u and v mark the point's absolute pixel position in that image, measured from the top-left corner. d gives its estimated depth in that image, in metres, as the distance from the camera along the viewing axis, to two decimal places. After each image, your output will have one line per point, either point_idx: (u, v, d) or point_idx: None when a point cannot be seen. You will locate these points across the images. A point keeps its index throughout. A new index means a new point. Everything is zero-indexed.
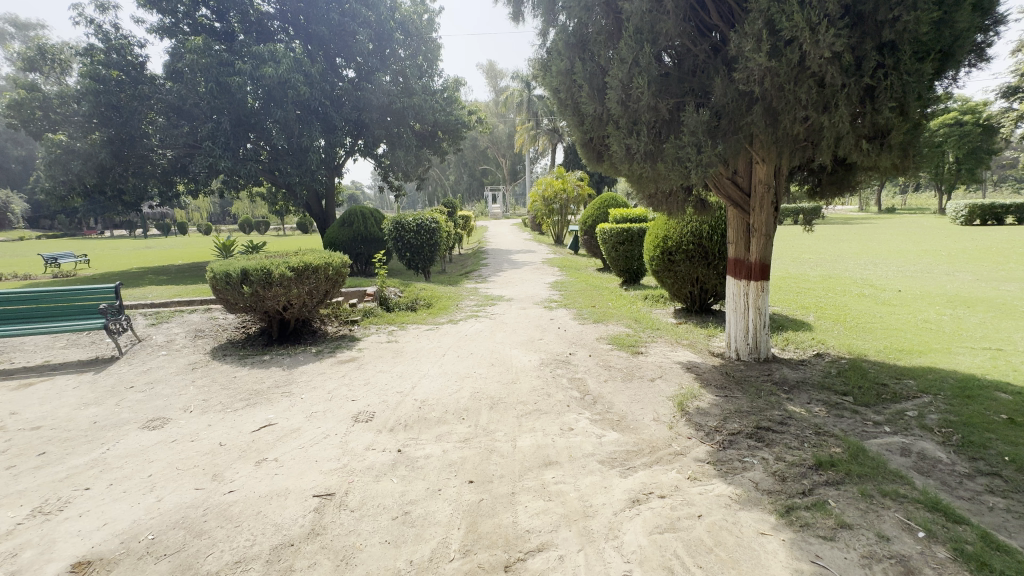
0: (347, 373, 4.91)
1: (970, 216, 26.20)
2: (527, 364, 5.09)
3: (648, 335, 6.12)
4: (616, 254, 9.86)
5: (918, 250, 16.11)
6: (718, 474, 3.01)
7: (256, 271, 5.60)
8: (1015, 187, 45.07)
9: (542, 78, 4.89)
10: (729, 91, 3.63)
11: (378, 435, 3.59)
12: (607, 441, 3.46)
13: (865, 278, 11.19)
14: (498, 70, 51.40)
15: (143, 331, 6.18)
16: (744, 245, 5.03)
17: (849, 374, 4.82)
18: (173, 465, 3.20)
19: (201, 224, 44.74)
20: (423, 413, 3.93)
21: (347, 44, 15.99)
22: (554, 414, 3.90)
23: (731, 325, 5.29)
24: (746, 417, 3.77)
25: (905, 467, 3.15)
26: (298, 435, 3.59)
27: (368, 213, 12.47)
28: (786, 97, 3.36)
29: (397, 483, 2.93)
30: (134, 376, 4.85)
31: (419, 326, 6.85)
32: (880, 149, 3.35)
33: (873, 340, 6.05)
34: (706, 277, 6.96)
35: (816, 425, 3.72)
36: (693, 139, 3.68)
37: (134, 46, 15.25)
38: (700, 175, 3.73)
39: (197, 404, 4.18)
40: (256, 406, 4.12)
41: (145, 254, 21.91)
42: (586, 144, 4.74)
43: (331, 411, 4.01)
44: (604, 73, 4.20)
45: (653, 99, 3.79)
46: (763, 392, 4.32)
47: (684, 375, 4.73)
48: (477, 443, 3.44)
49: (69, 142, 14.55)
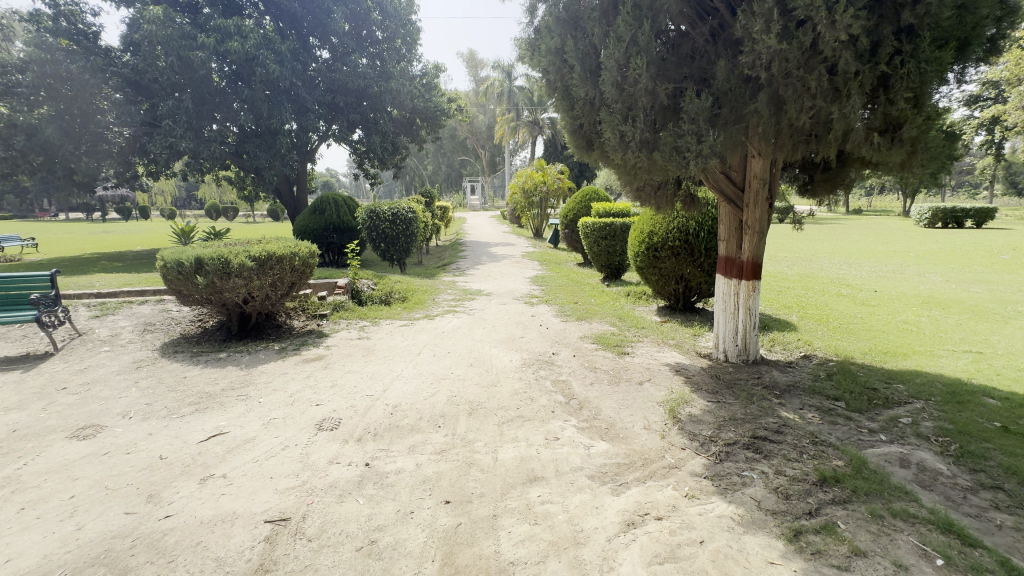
0: (312, 374, 4.49)
1: (933, 219, 27.13)
2: (508, 364, 4.79)
3: (633, 334, 5.89)
4: (598, 248, 9.66)
5: (887, 251, 16.53)
6: (717, 491, 2.78)
7: (212, 261, 5.10)
8: (972, 192, 47.04)
9: (532, 60, 4.57)
10: (732, 76, 3.40)
11: (344, 446, 3.22)
12: (596, 453, 3.19)
13: (841, 277, 11.34)
14: (478, 60, 50.43)
15: (84, 325, 5.60)
16: (736, 243, 4.84)
17: (838, 377, 4.69)
18: (100, 484, 2.77)
19: (165, 210, 42.64)
20: (395, 420, 3.57)
21: (320, 22, 15.29)
22: (538, 421, 3.61)
23: (720, 326, 5.10)
24: (741, 426, 3.56)
25: (908, 481, 2.98)
26: (251, 446, 3.20)
27: (341, 202, 11.88)
28: (795, 84, 3.13)
29: (364, 505, 2.60)
30: (69, 376, 4.33)
31: (393, 321, 6.45)
32: (891, 144, 3.10)
33: (858, 341, 5.98)
34: (692, 275, 6.78)
35: (812, 434, 3.54)
36: (693, 127, 3.43)
37: (86, 14, 14.08)
38: (699, 167, 3.48)
39: (138, 409, 3.71)
40: (207, 412, 3.69)
41: (99, 239, 20.59)
42: (575, 131, 4.43)
43: (292, 417, 3.62)
44: (597, 52, 3.90)
45: (651, 82, 3.52)
46: (754, 397, 4.12)
47: (673, 378, 4.50)
48: (454, 455, 3.12)
49: (11, 115, 13.40)
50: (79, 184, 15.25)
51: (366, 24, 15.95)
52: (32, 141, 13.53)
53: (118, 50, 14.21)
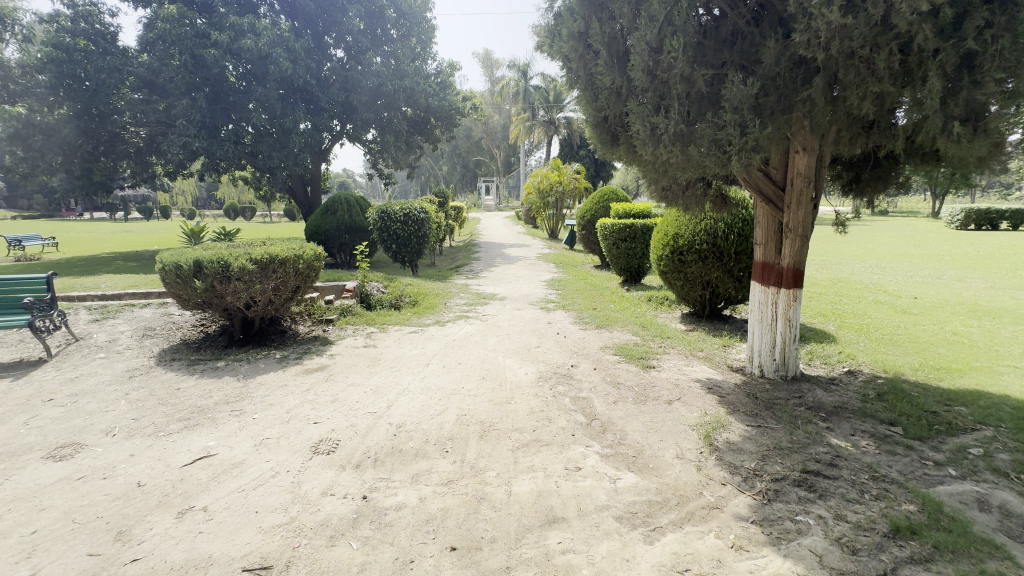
0: (313, 387, 4.17)
1: (965, 220, 25.90)
2: (523, 378, 4.42)
3: (658, 344, 5.47)
4: (618, 250, 9.23)
5: (921, 254, 15.74)
6: (769, 541, 2.37)
7: (211, 263, 4.83)
8: (1004, 193, 45.22)
9: (553, 49, 4.21)
10: (782, 59, 2.99)
11: (340, 473, 2.89)
12: (623, 488, 2.80)
13: (875, 282, 10.71)
14: (494, 60, 50.12)
15: (82, 329, 5.39)
16: (774, 247, 4.40)
17: (890, 398, 4.20)
18: (66, 517, 2.47)
19: (186, 210, 43.30)
20: (398, 443, 3.23)
21: (335, 20, 15.11)
22: (556, 447, 3.23)
23: (754, 338, 4.66)
24: (789, 456, 3.13)
25: (997, 530, 2.52)
26: (239, 471, 2.89)
27: (353, 201, 11.67)
28: (857, 66, 2.73)
29: (356, 551, 2.25)
30: (58, 386, 4.10)
31: (402, 328, 6.13)
32: (974, 134, 2.65)
33: (905, 355, 5.47)
34: (720, 280, 6.32)
35: (870, 467, 3.10)
36: (736, 117, 3.01)
37: (104, 14, 14.12)
38: (742, 163, 3.08)
39: (123, 426, 3.43)
40: (196, 429, 3.40)
41: (118, 238, 20.86)
42: (598, 125, 4.03)
43: (287, 438, 3.30)
44: (625, 36, 3.51)
45: (688, 66, 3.13)
46: (798, 421, 3.68)
47: (706, 396, 4.07)
48: (463, 487, 2.78)
49: (30, 115, 13.52)
50: (96, 185, 15.38)
51: (381, 22, 15.68)
52: (50, 141, 13.64)
53: (134, 50, 14.20)
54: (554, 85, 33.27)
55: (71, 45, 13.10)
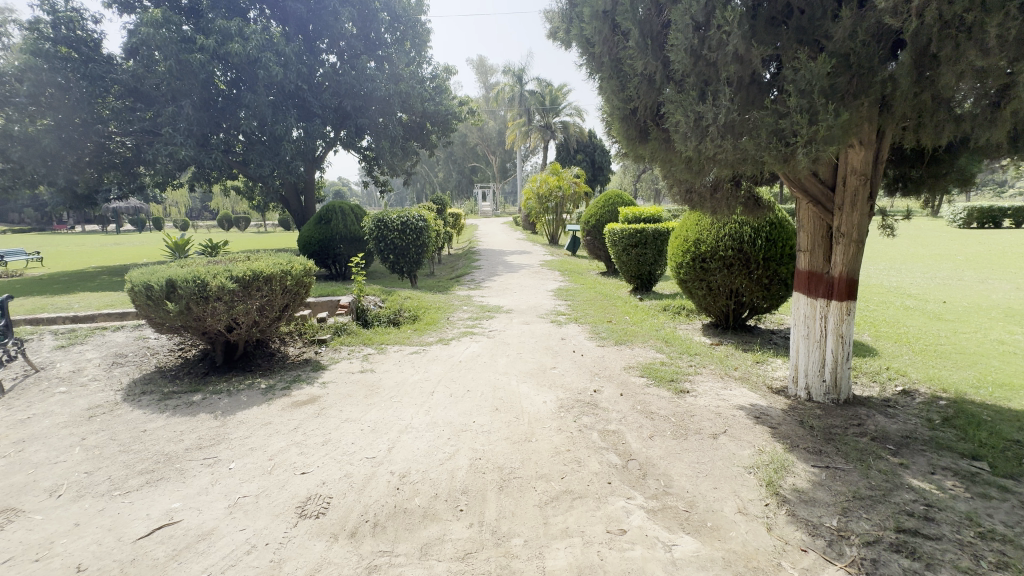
0: (301, 424, 3.62)
1: (968, 219, 25.51)
2: (542, 407, 3.88)
3: (687, 363, 4.94)
4: (627, 257, 8.72)
5: (931, 255, 15.34)
6: None
7: (186, 282, 4.28)
8: (997, 192, 45.14)
9: (569, 34, 3.71)
10: (859, 31, 2.51)
11: (332, 546, 2.34)
12: (682, 560, 2.26)
13: (896, 286, 10.26)
14: (488, 66, 49.80)
15: (43, 358, 4.82)
16: (823, 254, 3.88)
17: (963, 425, 3.66)
18: None
19: (179, 220, 42.45)
20: (402, 501, 2.68)
21: (326, 24, 14.59)
22: (592, 500, 2.69)
23: (800, 356, 4.15)
24: (874, 509, 2.60)
25: None
26: (207, 546, 2.33)
27: (348, 210, 11.14)
28: (957, 37, 2.28)
29: None
30: (4, 430, 3.53)
31: (401, 347, 5.60)
32: None
33: (958, 369, 4.95)
34: (747, 289, 5.81)
35: (972, 519, 2.57)
36: (803, 102, 2.54)
37: (86, 20, 13.60)
38: (809, 159, 2.59)
39: (72, 483, 2.87)
40: (160, 485, 2.84)
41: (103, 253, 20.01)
42: (624, 119, 3.50)
43: (268, 495, 2.74)
44: (660, 13, 3.02)
45: (743, 42, 2.64)
46: (869, 458, 3.16)
47: (755, 428, 3.54)
48: (484, 561, 2.24)
49: (8, 126, 12.89)
50: (81, 197, 14.82)
51: (374, 25, 15.24)
52: (29, 151, 13.04)
53: (119, 56, 13.70)
54: (550, 89, 32.78)
55: (51, 52, 12.56)
